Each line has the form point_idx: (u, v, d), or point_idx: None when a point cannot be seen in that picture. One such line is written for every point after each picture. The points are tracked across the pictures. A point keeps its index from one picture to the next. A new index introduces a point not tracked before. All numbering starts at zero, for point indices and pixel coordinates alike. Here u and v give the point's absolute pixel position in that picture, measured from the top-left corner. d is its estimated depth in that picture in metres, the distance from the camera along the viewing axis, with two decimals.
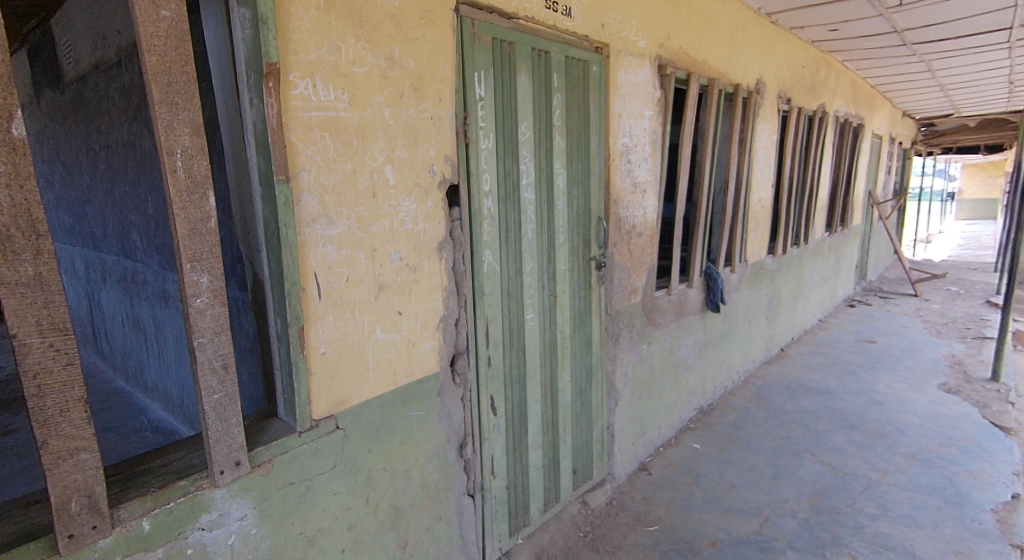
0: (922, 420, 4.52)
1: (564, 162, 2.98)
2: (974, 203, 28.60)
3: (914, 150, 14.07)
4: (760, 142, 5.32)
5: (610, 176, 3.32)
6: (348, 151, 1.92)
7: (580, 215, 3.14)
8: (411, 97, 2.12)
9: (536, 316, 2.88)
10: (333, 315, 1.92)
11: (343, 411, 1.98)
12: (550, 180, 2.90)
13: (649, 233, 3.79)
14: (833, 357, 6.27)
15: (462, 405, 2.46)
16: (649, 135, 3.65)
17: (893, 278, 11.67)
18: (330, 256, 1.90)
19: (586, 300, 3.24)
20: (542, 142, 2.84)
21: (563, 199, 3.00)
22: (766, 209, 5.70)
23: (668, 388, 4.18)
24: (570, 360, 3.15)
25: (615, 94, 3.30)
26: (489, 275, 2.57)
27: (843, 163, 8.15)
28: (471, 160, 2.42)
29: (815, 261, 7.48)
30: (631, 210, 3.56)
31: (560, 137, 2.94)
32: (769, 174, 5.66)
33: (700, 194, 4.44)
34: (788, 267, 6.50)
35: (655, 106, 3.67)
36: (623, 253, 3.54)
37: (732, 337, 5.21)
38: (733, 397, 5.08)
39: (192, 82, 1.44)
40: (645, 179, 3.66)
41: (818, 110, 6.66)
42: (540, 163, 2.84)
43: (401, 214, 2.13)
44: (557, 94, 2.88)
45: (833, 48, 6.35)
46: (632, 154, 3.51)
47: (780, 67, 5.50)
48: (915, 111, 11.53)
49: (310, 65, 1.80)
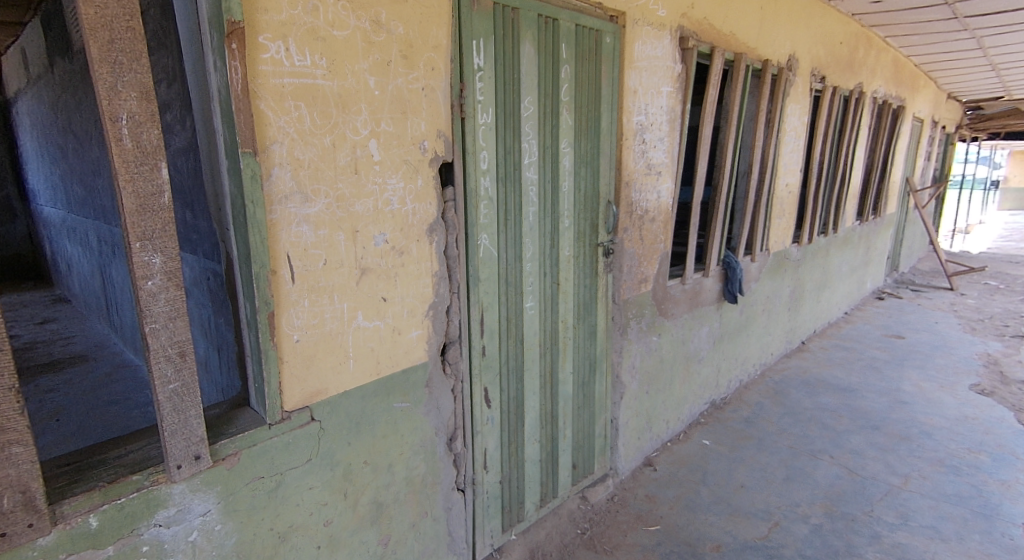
0: (950, 423, 4.28)
1: (572, 140, 2.80)
2: (1018, 193, 27.44)
3: (958, 136, 13.44)
4: (789, 123, 5.05)
5: (623, 156, 3.13)
6: (327, 122, 1.78)
7: (588, 198, 2.97)
8: (401, 67, 1.97)
9: (536, 304, 2.75)
10: (309, 300, 1.79)
11: (320, 402, 1.85)
12: (556, 160, 2.74)
13: (664, 219, 3.60)
14: (858, 352, 6.02)
15: (453, 396, 2.35)
16: (667, 113, 3.43)
17: (928, 270, 11.22)
18: (307, 237, 1.77)
19: (591, 288, 3.10)
20: (547, 119, 2.67)
21: (570, 179, 2.83)
22: (793, 195, 5.44)
23: (678, 381, 4.02)
24: (573, 351, 3.02)
25: (631, 68, 3.09)
26: (485, 260, 2.45)
27: (879, 148, 7.76)
28: (466, 136, 2.28)
29: (843, 251, 7.18)
30: (645, 195, 3.37)
31: (567, 113, 2.76)
32: (798, 158, 5.37)
33: (721, 177, 4.22)
34: (814, 257, 6.24)
35: (675, 81, 3.45)
36: (634, 239, 3.36)
37: (750, 330, 5.02)
38: (748, 391, 4.90)
39: (139, 40, 1.31)
40: (660, 161, 3.46)
41: (855, 89, 6.31)
42: (545, 140, 2.67)
43: (387, 192, 1.99)
44: (566, 66, 2.70)
45: (873, 23, 5.97)
46: (647, 134, 3.30)
47: (816, 42, 5.18)
48: (960, 93, 10.95)
49: (282, 26, 1.65)
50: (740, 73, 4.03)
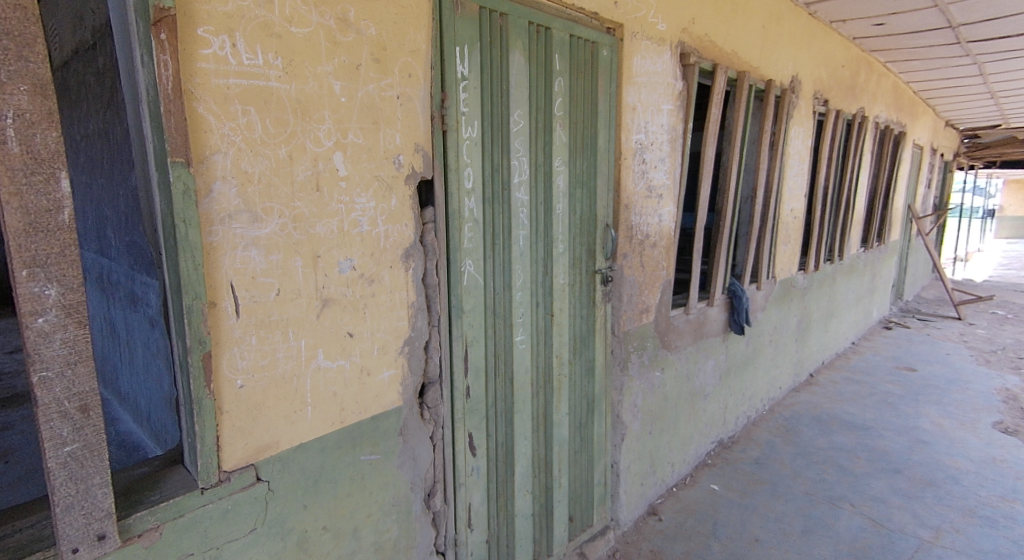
0: (977, 466, 4.03)
1: (566, 158, 2.58)
2: (1013, 221, 27.50)
3: (955, 164, 13.38)
4: (793, 146, 4.86)
5: (621, 177, 2.90)
6: (282, 131, 1.53)
7: (585, 221, 2.74)
8: (373, 71, 1.74)
9: (527, 338, 2.49)
10: (257, 337, 1.52)
11: (268, 459, 1.57)
12: (548, 179, 2.50)
13: (666, 244, 3.37)
14: (869, 387, 5.74)
15: (431, 446, 2.07)
16: (668, 132, 3.22)
17: (932, 299, 11.02)
18: (257, 264, 1.51)
19: (589, 319, 2.85)
20: (540, 134, 2.45)
21: (564, 201, 2.59)
22: (798, 220, 5.22)
23: (683, 420, 3.74)
24: (568, 389, 2.75)
25: (630, 82, 2.88)
26: (469, 288, 2.20)
27: (882, 173, 7.60)
28: (448, 151, 2.05)
29: (849, 279, 6.95)
30: (645, 218, 3.14)
31: (561, 129, 2.54)
32: (802, 183, 5.18)
33: (725, 202, 4.01)
34: (820, 284, 6.00)
35: (676, 99, 3.25)
36: (634, 266, 3.11)
37: (756, 363, 4.75)
38: (756, 429, 4.61)
39: (34, 26, 1.11)
40: (661, 182, 3.23)
41: (858, 114, 6.16)
42: (537, 157, 2.45)
43: (355, 212, 1.74)
44: (560, 79, 2.49)
45: (875, 46, 5.84)
46: (647, 153, 3.09)
47: (818, 63, 5.03)
48: (958, 121, 10.89)
49: (228, 19, 1.41)
50: (743, 92, 3.84)
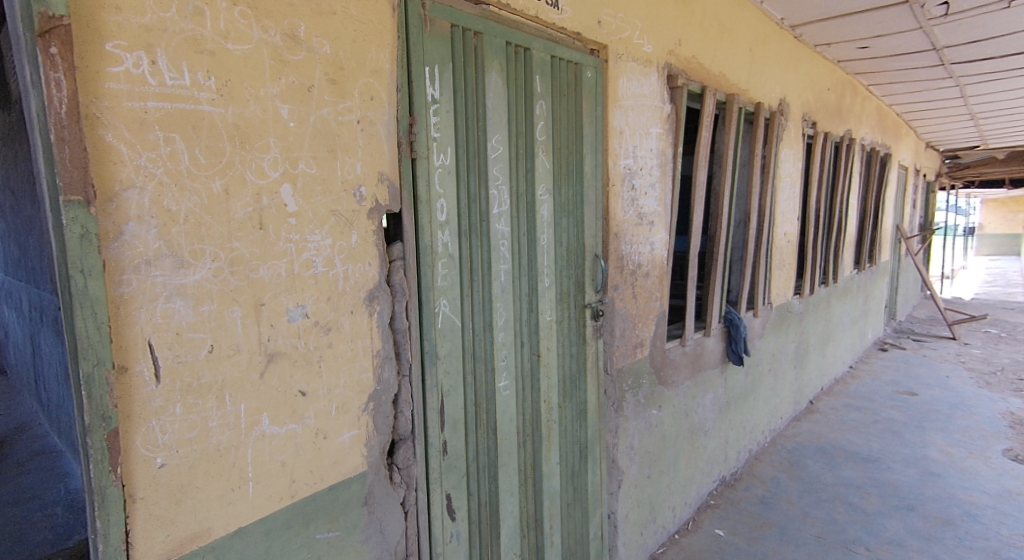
0: (993, 500, 3.80)
1: (550, 187, 2.39)
2: (995, 239, 27.80)
3: (938, 183, 13.44)
4: (784, 169, 4.72)
5: (610, 205, 2.71)
6: (217, 161, 1.31)
7: (572, 253, 2.54)
8: (328, 93, 1.53)
9: (511, 384, 2.26)
10: (185, 403, 1.29)
11: (198, 549, 1.33)
12: (531, 209, 2.30)
13: (659, 274, 3.17)
14: (872, 413, 5.53)
15: (403, 513, 1.84)
16: (657, 156, 3.05)
17: (924, 318, 10.92)
18: (184, 317, 1.28)
19: (579, 358, 2.62)
20: (521, 161, 2.26)
21: (549, 232, 2.39)
22: (792, 245, 5.06)
23: (684, 459, 3.50)
24: (559, 436, 2.51)
25: (616, 105, 2.71)
26: (445, 331, 1.98)
27: (872, 194, 7.51)
28: (418, 181, 1.85)
29: (844, 302, 6.79)
30: (636, 248, 2.95)
31: (544, 155, 2.35)
32: (794, 206, 5.04)
33: (718, 227, 3.83)
34: (816, 309, 5.83)
35: (664, 122, 3.08)
36: (626, 298, 2.90)
37: (757, 393, 4.53)
38: (760, 463, 4.37)
39: None
40: (652, 209, 3.05)
41: (846, 136, 6.07)
42: (518, 185, 2.25)
43: (307, 252, 1.52)
44: (541, 102, 2.31)
45: (860, 70, 5.78)
46: (636, 179, 2.90)
47: (806, 86, 4.92)
48: (940, 142, 10.93)
49: (143, 32, 1.19)
50: (733, 116, 3.69)
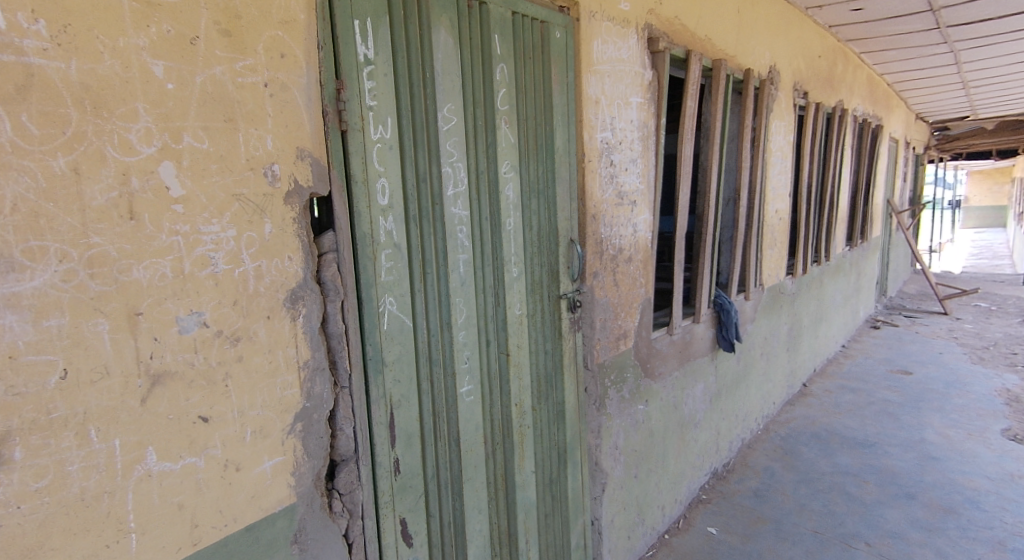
0: (996, 485, 3.60)
1: (515, 164, 2.10)
2: (982, 211, 27.82)
3: (928, 156, 13.26)
4: (775, 142, 4.45)
5: (586, 183, 2.43)
6: (58, 134, 1.03)
7: (544, 238, 2.26)
8: (219, 48, 1.23)
9: (476, 389, 1.98)
10: (27, 444, 1.02)
11: None
12: (494, 190, 2.02)
13: (643, 258, 2.90)
14: (866, 394, 5.34)
15: (345, 547, 1.58)
16: (638, 129, 2.76)
17: (916, 293, 10.78)
18: (19, 336, 1.01)
19: (555, 355, 2.34)
20: (479, 134, 1.96)
21: (515, 215, 2.10)
22: (783, 222, 4.81)
23: (673, 455, 3.25)
24: (534, 442, 2.25)
25: (590, 71, 2.41)
26: (392, 333, 1.70)
27: (864, 167, 7.27)
28: (351, 159, 1.55)
29: (836, 280, 6.58)
30: (618, 230, 2.67)
31: (507, 127, 2.05)
32: (785, 181, 4.78)
33: (707, 205, 3.55)
34: (809, 289, 5.61)
35: (645, 91, 2.79)
36: (607, 286, 2.62)
37: (749, 379, 4.30)
38: (754, 452, 4.15)
39: None
40: (633, 187, 2.76)
41: (838, 107, 5.80)
42: (478, 162, 1.96)
43: (202, 246, 1.23)
44: (502, 65, 2.01)
45: (851, 36, 5.49)
46: (615, 154, 2.62)
47: (796, 53, 4.63)
48: (929, 113, 10.70)
49: None
50: (720, 83, 3.40)
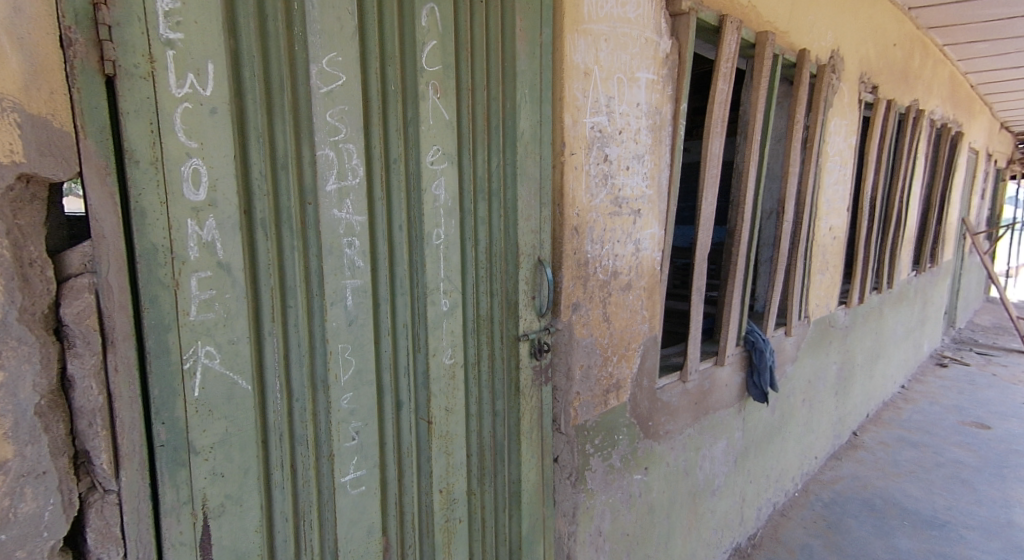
0: None
1: (447, 151, 1.49)
2: None
3: (1008, 173, 12.06)
4: (832, 144, 3.70)
5: (566, 184, 1.80)
6: None
7: (492, 257, 1.65)
8: None
9: (372, 476, 1.36)
10: None
11: None
12: (409, 186, 1.41)
13: (649, 285, 2.27)
14: (933, 454, 4.68)
15: None
16: (647, 115, 2.11)
17: (990, 329, 9.82)
18: None
19: (508, 418, 1.73)
20: (388, 103, 1.35)
21: (447, 225, 1.50)
22: (837, 242, 4.06)
23: (681, 533, 2.62)
24: (469, 540, 1.64)
25: (578, 30, 1.78)
26: (211, 405, 1.07)
27: (937, 181, 6.38)
28: (128, 123, 0.95)
29: (897, 310, 5.81)
30: (611, 248, 2.03)
31: (437, 99, 1.45)
32: (842, 193, 4.02)
33: (741, 218, 2.85)
34: (863, 321, 4.83)
35: (660, 67, 2.14)
36: (592, 322, 2.01)
37: (784, 432, 3.62)
38: (788, 522, 3.44)
39: None
40: (638, 193, 2.12)
41: (910, 108, 4.99)
42: (384, 143, 1.35)
43: None
44: (430, 5, 1.40)
45: (932, 18, 4.70)
46: (613, 147, 1.97)
47: (863, 38, 3.86)
48: (1012, 124, 9.59)
49: None
50: (764, 65, 2.69)
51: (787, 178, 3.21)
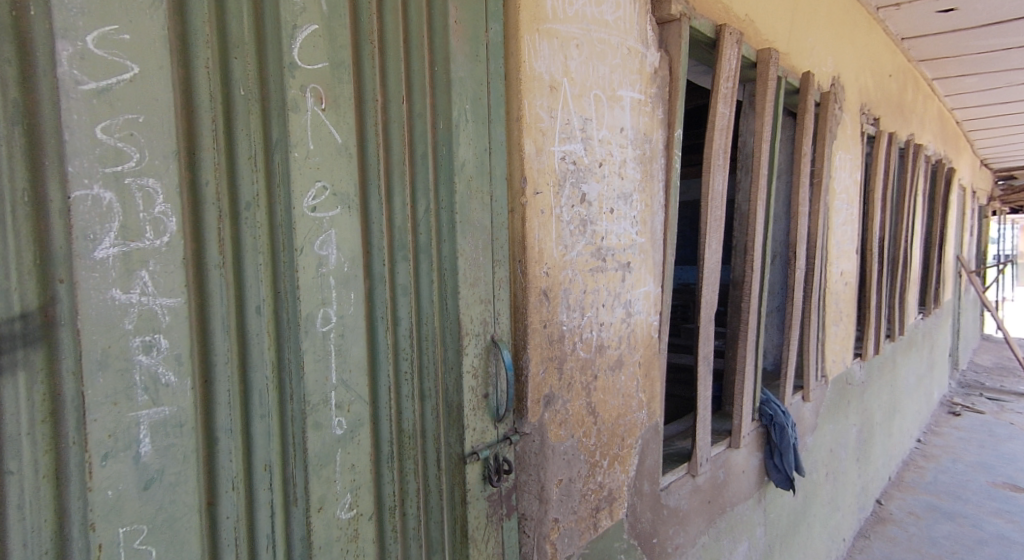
0: None
1: (342, 190, 0.96)
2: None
3: (990, 207, 11.97)
4: (839, 180, 3.29)
5: (529, 234, 1.29)
6: None
7: (421, 342, 1.13)
8: None
9: None
10: None
11: None
12: (273, 245, 0.88)
13: (645, 358, 1.76)
14: (971, 526, 4.14)
15: None
16: (634, 143, 1.63)
17: (993, 370, 9.46)
18: None
19: None
20: (232, 114, 0.83)
21: (343, 307, 0.98)
22: (849, 288, 3.60)
23: None
24: None
25: (539, 29, 1.30)
26: None
27: (935, 219, 6.04)
28: None
29: (908, 358, 5.36)
30: (594, 315, 1.52)
31: (321, 111, 0.93)
32: (850, 234, 3.59)
33: (750, 269, 2.37)
34: (879, 375, 4.35)
35: (648, 84, 1.67)
36: (573, 417, 1.48)
37: (808, 517, 3.15)
38: None
39: None
40: (626, 241, 1.62)
41: (909, 142, 4.66)
42: (222, 179, 0.83)
43: None
44: None
45: (927, 51, 4.41)
46: (591, 183, 1.48)
47: (862, 65, 3.50)
48: (994, 160, 9.44)
49: None
50: (768, 87, 2.25)
51: (798, 219, 2.74)
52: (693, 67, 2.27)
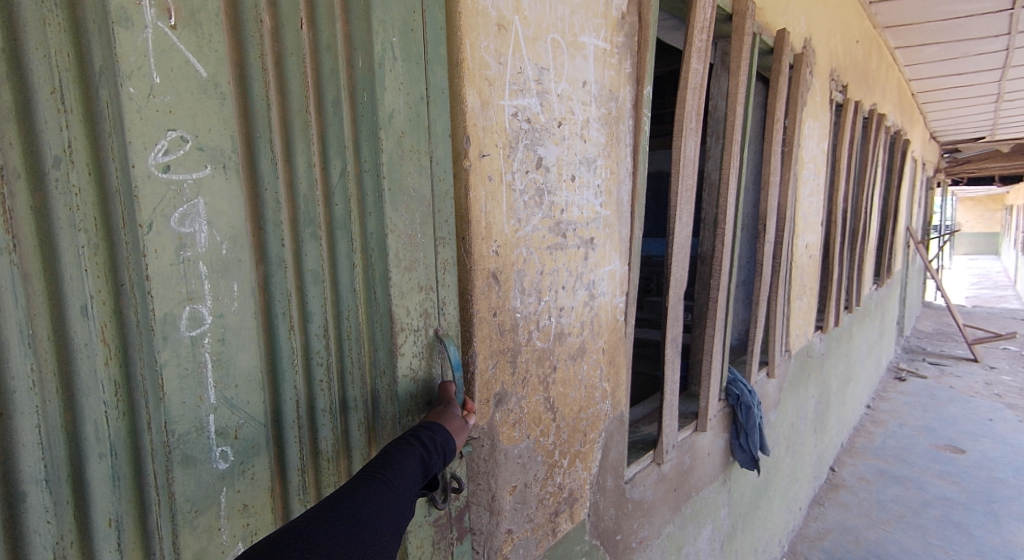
0: None
1: (212, 144, 0.74)
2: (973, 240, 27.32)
3: (937, 180, 12.25)
4: (807, 148, 3.15)
5: (475, 206, 1.07)
6: None
7: (342, 343, 0.92)
8: None
9: None
10: None
11: None
12: (106, 220, 0.66)
13: (609, 344, 1.57)
14: (918, 490, 4.20)
15: None
16: (596, 99, 1.41)
17: (936, 336, 9.77)
18: None
19: None
20: (19, 33, 0.59)
21: (215, 304, 0.75)
22: (813, 260, 3.50)
23: None
24: None
25: None
26: None
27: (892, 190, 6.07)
28: None
29: (863, 328, 5.39)
30: (552, 300, 1.32)
31: (165, 28, 0.68)
32: (816, 205, 3.47)
33: (722, 243, 2.18)
34: (836, 346, 4.33)
35: (613, 32, 1.44)
36: (526, 415, 1.28)
37: (769, 492, 3.08)
38: None
39: None
40: (588, 211, 1.42)
41: (872, 112, 4.58)
42: (3, 124, 0.59)
43: None
44: None
45: (893, 17, 4.29)
46: (546, 144, 1.25)
47: (832, 30, 3.35)
48: (944, 132, 9.60)
49: None
50: (744, 43, 2.05)
51: (769, 189, 2.58)
52: (661, 18, 2.05)
